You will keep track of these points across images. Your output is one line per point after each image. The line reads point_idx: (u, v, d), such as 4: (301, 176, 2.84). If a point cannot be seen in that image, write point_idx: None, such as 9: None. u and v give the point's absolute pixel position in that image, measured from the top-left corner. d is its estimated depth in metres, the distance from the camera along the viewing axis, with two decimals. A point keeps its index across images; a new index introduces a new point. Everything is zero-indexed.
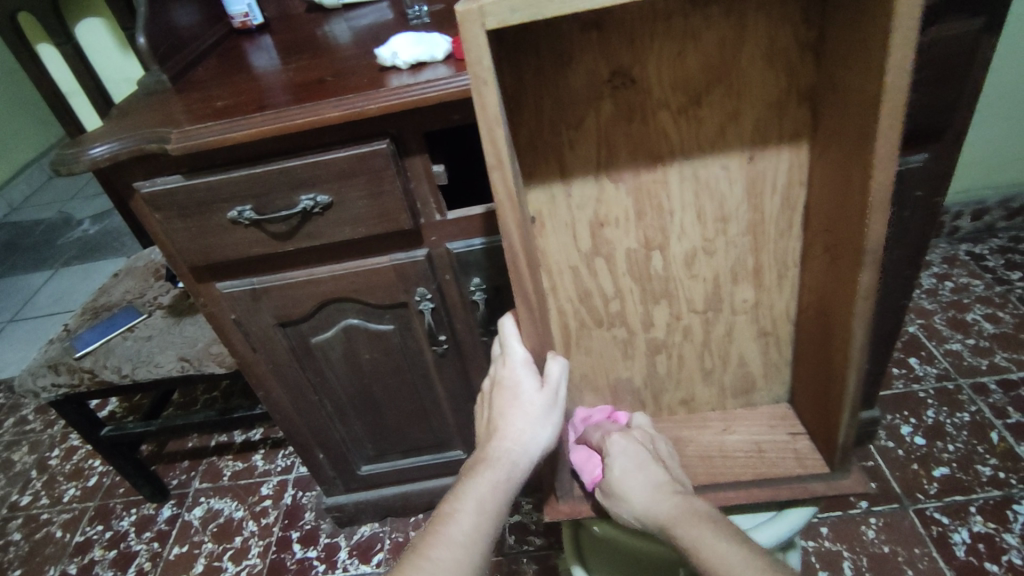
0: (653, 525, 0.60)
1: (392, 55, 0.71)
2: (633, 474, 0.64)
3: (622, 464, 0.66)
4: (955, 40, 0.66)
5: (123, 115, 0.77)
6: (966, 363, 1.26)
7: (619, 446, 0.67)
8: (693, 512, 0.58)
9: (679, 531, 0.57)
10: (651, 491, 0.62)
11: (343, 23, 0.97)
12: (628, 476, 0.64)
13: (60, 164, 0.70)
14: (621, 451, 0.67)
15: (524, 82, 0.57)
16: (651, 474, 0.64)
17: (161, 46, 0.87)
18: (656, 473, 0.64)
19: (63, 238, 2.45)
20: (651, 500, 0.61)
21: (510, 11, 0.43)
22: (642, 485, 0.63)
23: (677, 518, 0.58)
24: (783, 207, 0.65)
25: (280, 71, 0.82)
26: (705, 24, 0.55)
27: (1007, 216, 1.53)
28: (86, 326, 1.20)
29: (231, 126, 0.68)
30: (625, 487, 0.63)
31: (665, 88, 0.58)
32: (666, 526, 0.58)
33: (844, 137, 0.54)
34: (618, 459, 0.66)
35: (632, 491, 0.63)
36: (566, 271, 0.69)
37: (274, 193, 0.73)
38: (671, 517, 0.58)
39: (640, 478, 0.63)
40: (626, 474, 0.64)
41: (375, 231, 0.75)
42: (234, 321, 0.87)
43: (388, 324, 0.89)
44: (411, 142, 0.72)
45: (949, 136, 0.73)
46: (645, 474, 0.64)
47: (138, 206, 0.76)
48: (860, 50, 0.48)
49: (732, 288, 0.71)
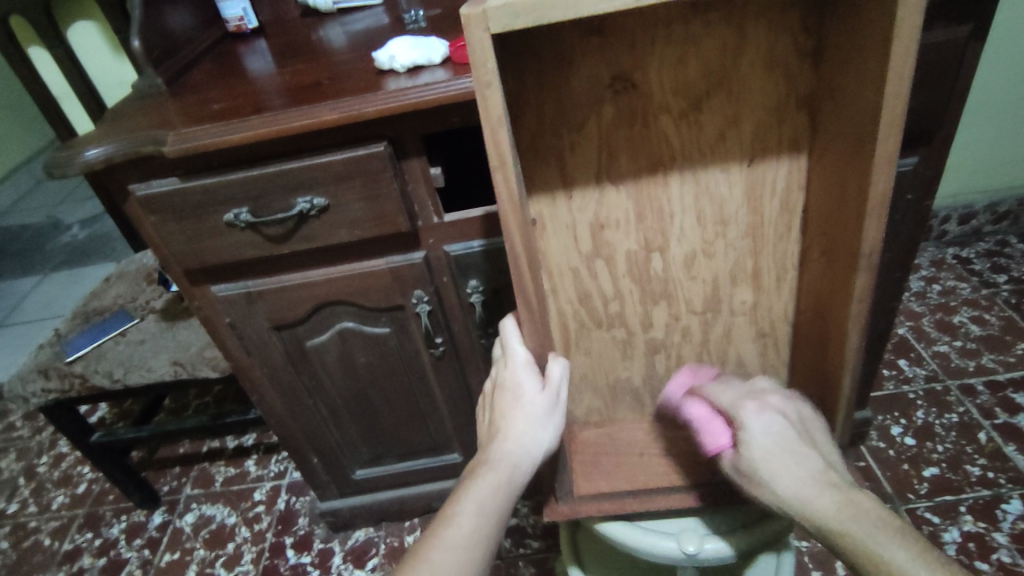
0: (811, 511, 0.51)
1: (390, 59, 0.72)
2: (782, 456, 0.54)
3: (766, 442, 0.55)
4: (944, 45, 0.67)
5: (118, 119, 0.77)
6: (954, 364, 1.28)
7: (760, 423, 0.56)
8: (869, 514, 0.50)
9: (857, 535, 0.49)
10: (808, 479, 0.53)
11: (339, 27, 0.98)
12: (780, 457, 0.54)
13: (55, 167, 0.69)
14: (765, 428, 0.56)
15: (525, 86, 0.58)
16: (806, 458, 0.54)
17: (156, 50, 0.87)
18: (811, 458, 0.54)
19: (52, 243, 2.43)
20: (807, 492, 0.52)
21: (512, 15, 0.43)
22: (795, 472, 0.53)
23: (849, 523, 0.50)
24: (781, 211, 0.66)
25: (277, 74, 0.82)
26: (706, 29, 0.56)
27: (994, 220, 1.55)
28: (77, 331, 1.19)
29: (229, 128, 0.68)
30: (773, 470, 0.54)
31: (666, 92, 0.59)
32: (831, 528, 0.50)
33: (842, 141, 0.54)
34: (761, 437, 0.56)
35: (783, 476, 0.53)
36: (565, 273, 0.70)
37: (271, 196, 0.73)
38: (840, 516, 0.50)
39: (792, 461, 0.54)
40: (773, 457, 0.54)
41: (372, 233, 0.75)
42: (229, 324, 0.87)
43: (385, 327, 0.89)
44: (408, 145, 0.72)
45: (939, 139, 0.75)
46: (798, 457, 0.54)
47: (134, 208, 0.76)
48: (859, 56, 0.49)
49: (729, 290, 0.71)
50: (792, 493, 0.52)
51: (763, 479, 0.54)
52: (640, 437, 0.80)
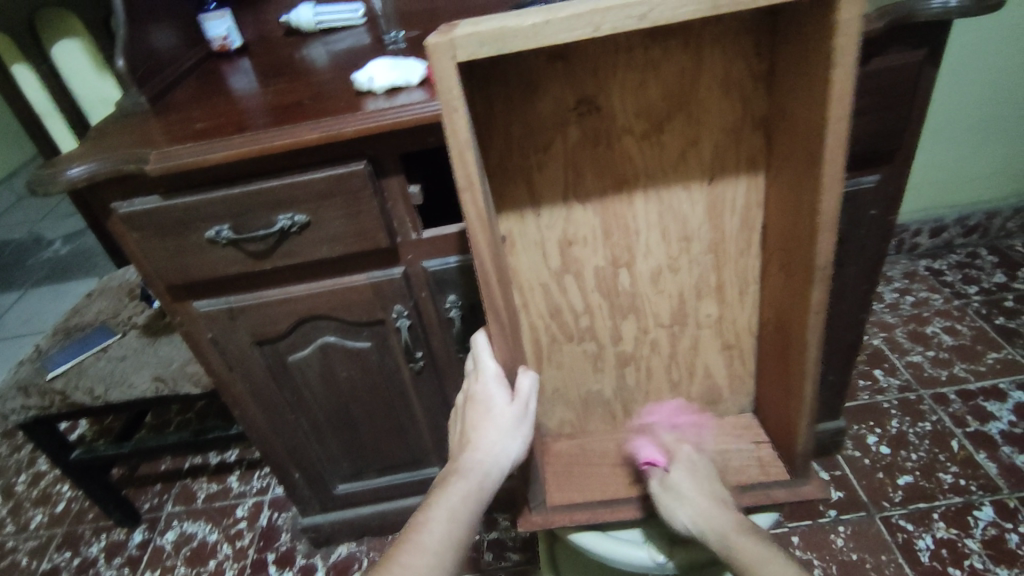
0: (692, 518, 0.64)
1: (369, 80, 0.74)
2: (699, 482, 0.67)
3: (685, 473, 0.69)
4: (900, 68, 0.70)
5: (101, 137, 0.78)
6: (927, 374, 1.31)
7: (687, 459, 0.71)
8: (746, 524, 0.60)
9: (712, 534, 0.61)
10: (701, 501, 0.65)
11: (322, 47, 1.00)
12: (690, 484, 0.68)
13: (37, 185, 0.70)
14: (691, 464, 0.70)
15: (494, 107, 0.60)
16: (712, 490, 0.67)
17: (140, 69, 0.88)
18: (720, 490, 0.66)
19: (33, 258, 2.41)
20: (707, 506, 0.63)
21: (478, 44, 0.45)
22: (704, 493, 0.65)
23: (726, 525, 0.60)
24: (742, 227, 0.68)
25: (260, 94, 0.84)
26: (664, 55, 0.58)
27: (964, 233, 1.60)
28: (57, 347, 1.19)
29: (211, 147, 0.69)
30: (686, 489, 0.66)
31: (628, 115, 0.61)
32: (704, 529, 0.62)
33: (795, 161, 0.57)
34: (686, 467, 0.70)
35: (693, 494, 0.65)
36: (538, 288, 0.72)
37: (252, 213, 0.74)
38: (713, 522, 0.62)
39: (703, 486, 0.66)
40: (692, 481, 0.67)
41: (351, 249, 0.77)
42: (210, 339, 0.87)
43: (365, 341, 0.90)
44: (387, 164, 0.74)
45: (899, 157, 0.78)
46: (709, 484, 0.67)
47: (115, 226, 0.77)
48: (805, 81, 0.52)
49: (696, 304, 0.74)
50: (695, 505, 0.64)
51: (678, 494, 0.66)
52: (615, 448, 0.81)
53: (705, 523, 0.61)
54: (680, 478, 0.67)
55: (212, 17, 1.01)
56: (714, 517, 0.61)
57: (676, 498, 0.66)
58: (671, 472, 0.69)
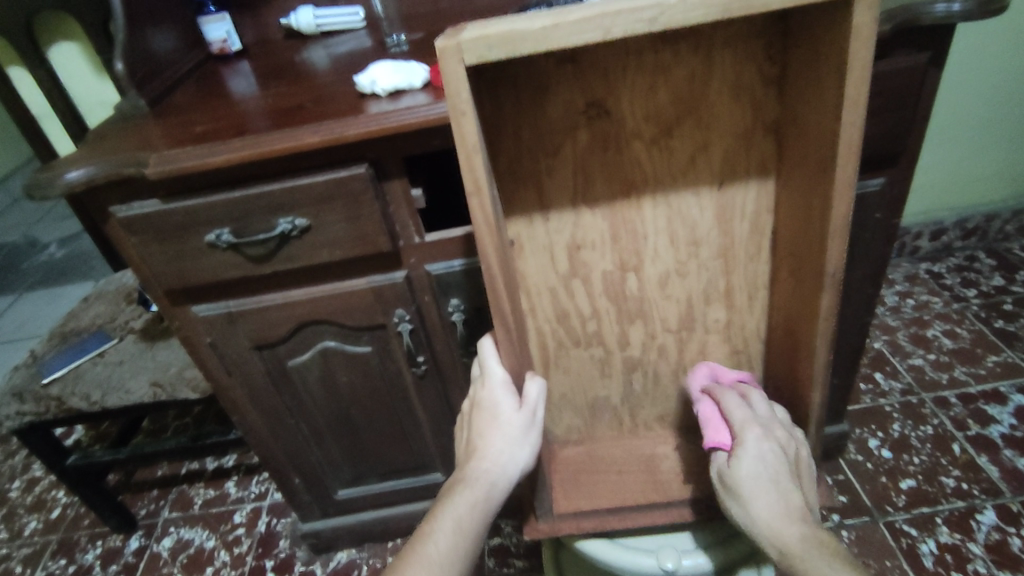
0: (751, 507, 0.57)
1: (371, 83, 0.73)
2: (764, 482, 0.57)
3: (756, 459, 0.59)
4: (905, 72, 0.70)
5: (99, 140, 0.77)
6: (928, 377, 1.31)
7: (754, 448, 0.59)
8: (828, 546, 0.52)
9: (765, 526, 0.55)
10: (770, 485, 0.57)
11: (322, 50, 0.99)
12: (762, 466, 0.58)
13: (35, 189, 0.69)
14: (759, 456, 0.59)
15: (502, 111, 0.59)
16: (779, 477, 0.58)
17: (139, 72, 0.88)
18: (793, 491, 0.57)
19: (28, 262, 2.39)
20: (778, 518, 0.55)
21: (486, 47, 0.45)
22: (770, 500, 0.56)
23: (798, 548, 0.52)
24: (751, 233, 0.68)
25: (261, 96, 0.83)
26: (674, 58, 0.58)
27: (963, 236, 1.60)
28: (53, 352, 1.17)
29: (212, 151, 0.68)
30: (749, 491, 0.57)
31: (638, 118, 0.61)
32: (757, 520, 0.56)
33: (806, 166, 0.56)
34: (752, 461, 0.58)
35: (758, 501, 0.56)
36: (543, 293, 0.71)
37: (253, 217, 0.73)
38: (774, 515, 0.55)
39: (767, 489, 0.57)
40: (756, 482, 0.57)
41: (353, 254, 0.76)
42: (210, 344, 0.86)
43: (367, 346, 0.89)
44: (390, 167, 0.73)
45: (903, 160, 0.78)
46: (780, 483, 0.57)
47: (114, 229, 0.76)
48: (818, 85, 0.51)
49: (703, 309, 0.73)
50: (761, 514, 0.56)
51: (741, 496, 0.57)
52: (620, 454, 0.81)
53: (773, 537, 0.54)
54: (745, 479, 0.58)
55: (212, 20, 1.01)
56: (784, 536, 0.54)
57: (740, 501, 0.57)
58: (734, 467, 0.59)
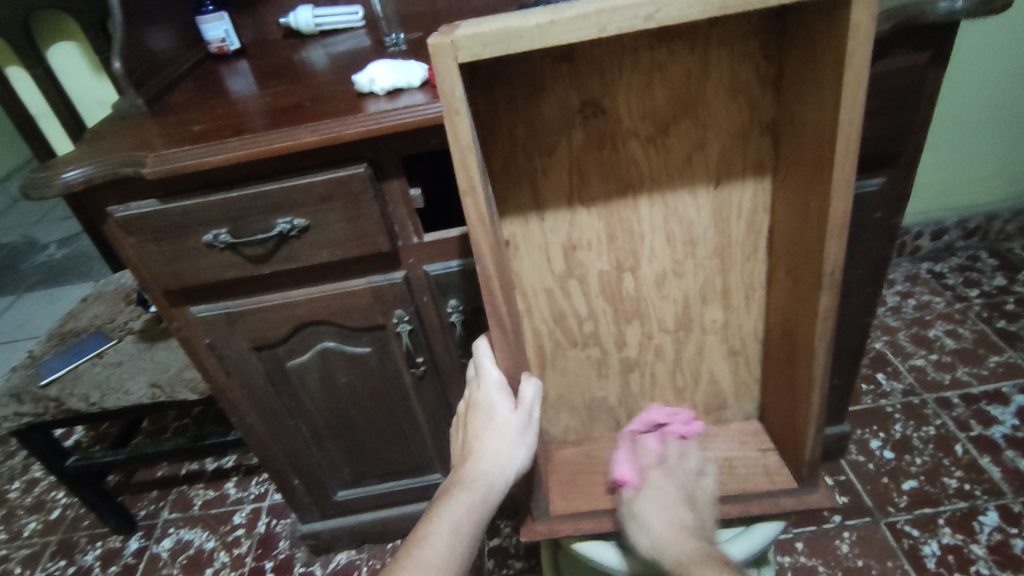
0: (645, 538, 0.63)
1: (370, 82, 0.73)
2: (660, 511, 0.65)
3: (653, 494, 0.67)
4: (905, 70, 0.70)
5: (96, 139, 0.77)
6: (930, 377, 1.30)
7: (655, 485, 0.67)
8: (707, 556, 0.58)
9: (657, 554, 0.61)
10: (662, 515, 0.64)
11: (321, 49, 0.98)
12: (656, 499, 0.66)
13: (32, 188, 0.69)
14: (660, 491, 0.67)
15: (498, 110, 0.59)
16: (670, 505, 0.65)
17: (137, 71, 0.87)
18: (686, 517, 0.64)
19: (28, 262, 2.39)
20: (671, 538, 0.61)
21: (481, 45, 0.44)
22: (665, 524, 0.63)
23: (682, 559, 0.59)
24: (748, 232, 0.67)
25: (258, 96, 0.83)
26: (670, 57, 0.57)
27: (964, 236, 1.59)
28: (52, 353, 1.17)
29: (208, 150, 0.68)
30: (647, 518, 0.64)
31: (634, 117, 0.60)
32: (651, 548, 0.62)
33: (803, 165, 0.56)
34: (651, 495, 0.66)
35: (653, 525, 0.63)
36: (540, 293, 0.70)
37: (250, 217, 0.73)
38: (666, 539, 0.62)
39: (662, 516, 0.64)
40: (655, 511, 0.65)
41: (351, 254, 0.76)
42: (208, 345, 0.86)
43: (366, 346, 0.88)
44: (388, 167, 0.73)
45: (904, 160, 0.77)
46: (671, 511, 0.64)
47: (111, 230, 0.75)
48: (815, 84, 0.51)
49: (701, 309, 0.73)
50: (655, 536, 0.62)
51: (641, 524, 0.64)
52: None
53: (666, 556, 0.60)
54: (645, 509, 0.65)
55: (210, 19, 1.00)
56: (676, 550, 0.60)
57: (640, 528, 0.64)
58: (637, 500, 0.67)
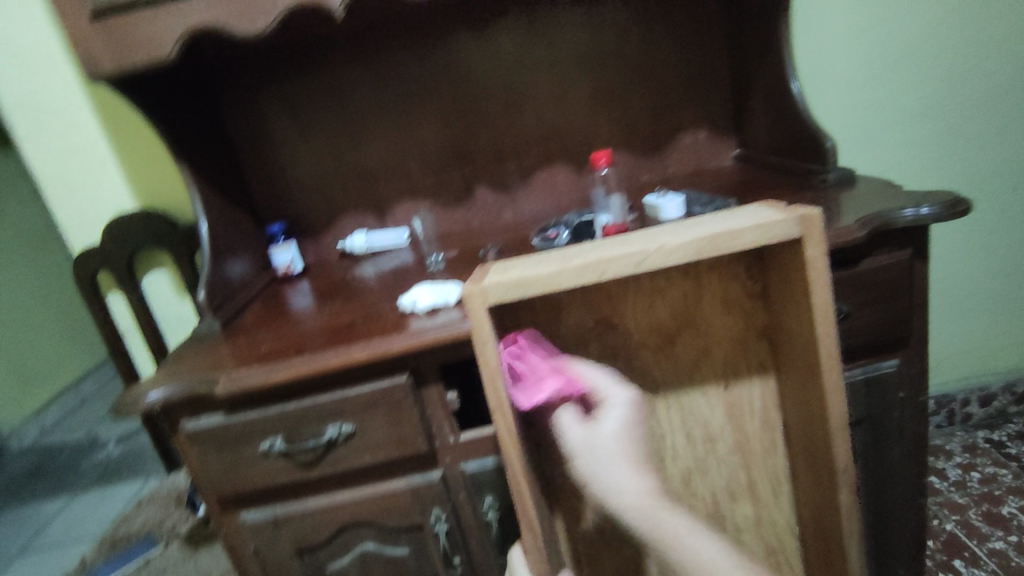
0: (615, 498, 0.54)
1: (413, 302, 0.85)
2: (629, 438, 0.57)
3: (614, 427, 0.57)
4: (890, 267, 0.78)
5: (177, 361, 0.88)
6: (1014, 563, 1.19)
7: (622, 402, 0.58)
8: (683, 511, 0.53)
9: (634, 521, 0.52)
10: (620, 452, 0.55)
11: (372, 267, 1.14)
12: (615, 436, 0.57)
13: (118, 408, 0.78)
14: (625, 416, 0.58)
15: (522, 331, 0.67)
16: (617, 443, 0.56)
17: (216, 297, 1.01)
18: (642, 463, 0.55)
19: (87, 461, 2.50)
20: (641, 481, 0.54)
21: (504, 290, 0.53)
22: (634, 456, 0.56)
23: (688, 520, 0.52)
24: (763, 428, 0.70)
25: (317, 315, 0.95)
26: (668, 281, 0.67)
27: (1017, 401, 1.53)
28: (103, 559, 1.23)
29: (272, 369, 0.77)
30: (614, 453, 0.55)
31: (642, 332, 0.68)
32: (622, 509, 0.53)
33: (798, 368, 0.62)
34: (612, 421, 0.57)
35: (631, 459, 0.55)
36: (571, 492, 0.73)
37: (304, 426, 0.80)
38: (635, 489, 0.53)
39: (643, 443, 0.57)
40: (623, 442, 0.56)
41: (394, 455, 0.81)
42: (253, 550, 0.89)
43: (405, 548, 0.89)
44: (428, 375, 0.81)
45: (913, 341, 0.82)
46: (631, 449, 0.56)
47: (179, 442, 0.83)
48: (794, 301, 0.59)
49: (730, 506, 0.72)
50: (634, 490, 0.53)
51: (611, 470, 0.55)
52: None
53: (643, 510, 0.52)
54: (605, 441, 0.56)
55: (280, 248, 1.17)
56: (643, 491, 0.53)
57: (609, 459, 0.55)
58: (593, 432, 0.56)
